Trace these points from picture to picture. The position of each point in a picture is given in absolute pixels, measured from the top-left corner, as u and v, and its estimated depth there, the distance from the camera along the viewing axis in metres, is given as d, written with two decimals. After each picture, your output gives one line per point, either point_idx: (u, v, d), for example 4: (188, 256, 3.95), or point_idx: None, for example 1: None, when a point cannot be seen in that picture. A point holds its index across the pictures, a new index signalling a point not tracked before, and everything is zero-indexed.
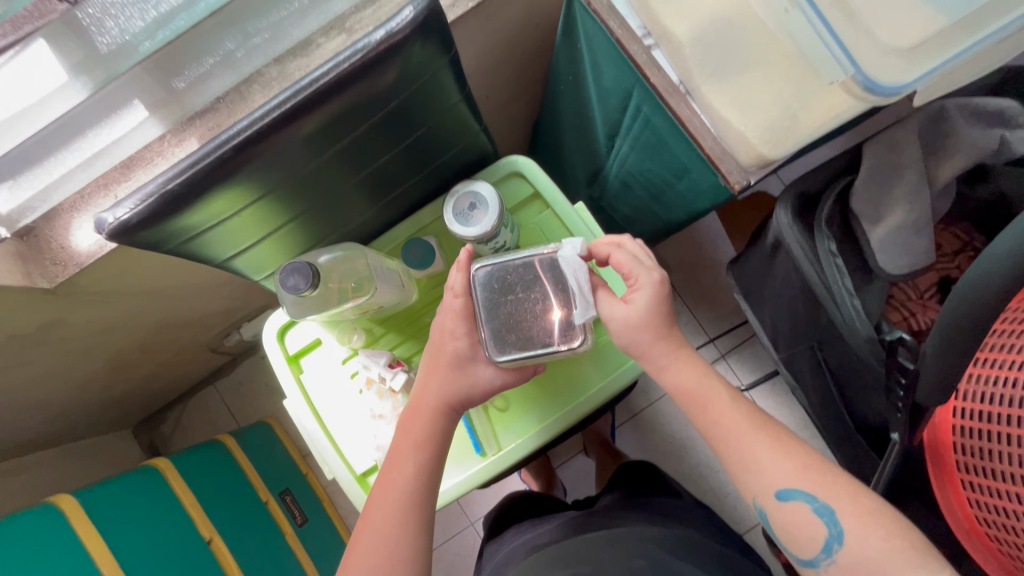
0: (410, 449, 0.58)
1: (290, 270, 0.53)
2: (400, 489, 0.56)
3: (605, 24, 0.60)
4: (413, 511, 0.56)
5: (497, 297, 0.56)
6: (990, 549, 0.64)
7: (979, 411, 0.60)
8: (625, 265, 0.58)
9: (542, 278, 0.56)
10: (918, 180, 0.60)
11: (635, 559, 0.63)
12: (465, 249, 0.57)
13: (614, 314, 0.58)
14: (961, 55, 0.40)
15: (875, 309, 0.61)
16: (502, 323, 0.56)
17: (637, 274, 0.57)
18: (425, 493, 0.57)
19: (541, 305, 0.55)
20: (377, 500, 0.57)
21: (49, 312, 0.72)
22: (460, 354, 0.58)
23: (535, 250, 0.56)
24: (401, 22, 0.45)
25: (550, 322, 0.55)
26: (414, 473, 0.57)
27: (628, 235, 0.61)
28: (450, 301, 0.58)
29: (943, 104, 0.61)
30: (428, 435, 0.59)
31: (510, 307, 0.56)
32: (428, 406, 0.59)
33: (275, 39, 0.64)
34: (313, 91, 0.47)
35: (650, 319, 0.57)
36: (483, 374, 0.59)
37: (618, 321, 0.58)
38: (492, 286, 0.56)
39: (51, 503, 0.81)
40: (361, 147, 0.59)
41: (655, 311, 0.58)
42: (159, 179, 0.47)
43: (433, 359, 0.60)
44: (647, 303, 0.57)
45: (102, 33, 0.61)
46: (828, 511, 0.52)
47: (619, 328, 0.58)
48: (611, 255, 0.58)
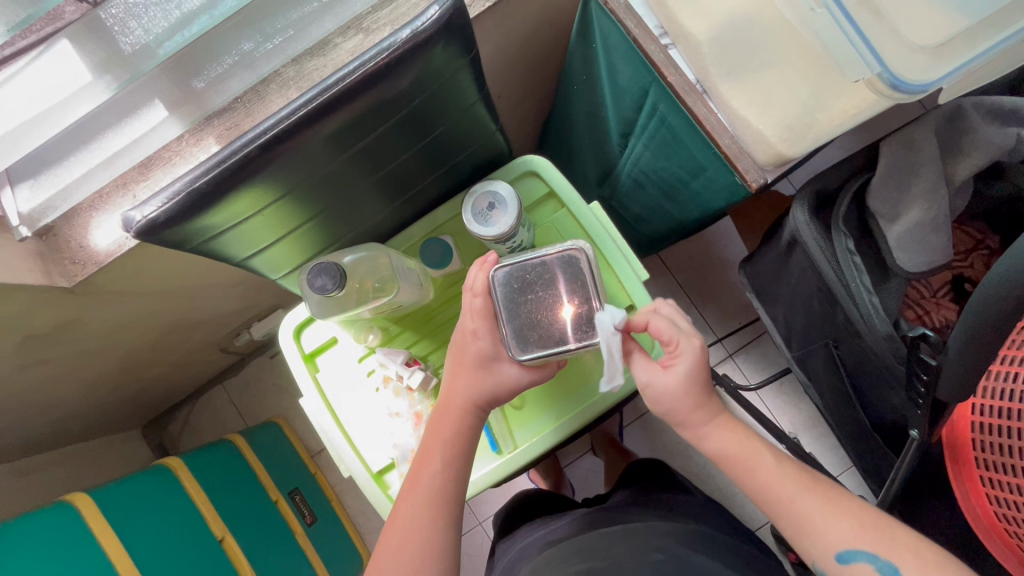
0: (439, 448, 0.58)
1: (317, 270, 0.53)
2: (427, 487, 0.57)
3: (623, 23, 0.61)
4: (442, 509, 0.56)
5: (516, 296, 0.55)
6: (1008, 545, 0.65)
7: (998, 407, 0.61)
8: (664, 332, 0.55)
9: (561, 276, 0.55)
10: (936, 178, 0.59)
11: (652, 553, 0.63)
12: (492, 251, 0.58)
13: (653, 381, 0.56)
14: (987, 52, 0.40)
15: (892, 306, 0.61)
16: (523, 323, 0.56)
17: (679, 342, 0.55)
18: (454, 489, 0.58)
19: (561, 304, 0.55)
20: (404, 498, 0.57)
21: (67, 311, 0.73)
22: (483, 354, 0.58)
23: (553, 248, 0.55)
24: (426, 22, 0.46)
25: (571, 320, 0.55)
26: (440, 471, 0.58)
27: (662, 300, 0.60)
28: (469, 301, 0.58)
29: (960, 103, 0.60)
30: (454, 434, 0.59)
31: (531, 309, 0.55)
32: (455, 404, 0.60)
33: (292, 39, 0.64)
34: (338, 90, 0.47)
35: (692, 387, 0.56)
36: (509, 373, 0.59)
37: (658, 388, 0.56)
38: (511, 286, 0.56)
39: (66, 501, 0.82)
40: (381, 147, 0.59)
41: (697, 375, 0.56)
42: (186, 178, 0.47)
43: (458, 360, 0.60)
44: (687, 371, 0.55)
45: (125, 33, 0.62)
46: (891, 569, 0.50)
47: (661, 396, 0.57)
48: (649, 322, 0.56)
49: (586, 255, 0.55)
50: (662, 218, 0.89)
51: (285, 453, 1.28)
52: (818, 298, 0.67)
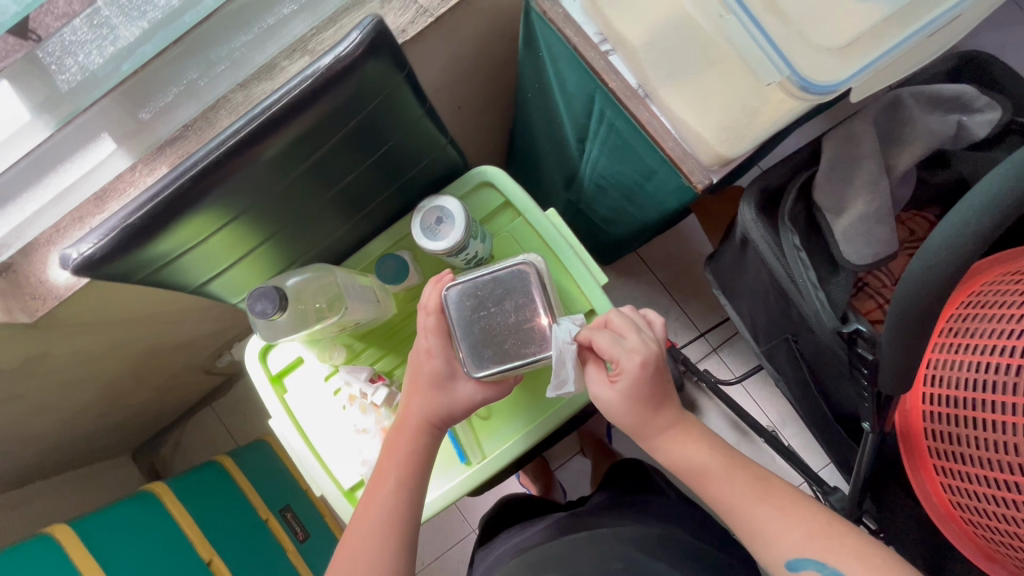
0: (393, 467, 0.60)
1: (257, 295, 0.54)
2: (381, 508, 0.58)
3: (562, 32, 0.61)
4: (395, 529, 0.57)
5: (471, 314, 0.55)
6: (966, 532, 0.65)
7: (949, 396, 0.61)
8: (606, 351, 0.55)
9: (512, 290, 0.55)
10: (878, 169, 0.63)
11: (613, 562, 0.64)
12: (446, 269, 0.58)
13: (600, 393, 0.58)
14: (895, 48, 0.42)
15: (841, 299, 0.64)
16: (478, 339, 0.56)
17: (622, 361, 0.55)
18: (409, 509, 0.59)
19: (516, 319, 0.55)
20: (359, 518, 0.59)
21: (34, 345, 0.73)
22: (437, 374, 0.58)
23: (502, 262, 0.55)
24: (349, 46, 0.47)
25: (526, 336, 0.55)
26: (395, 490, 0.59)
27: (614, 310, 0.58)
28: (424, 319, 0.58)
29: (898, 94, 0.64)
30: (409, 454, 0.60)
31: (486, 328, 0.55)
32: (410, 424, 0.61)
33: (237, 66, 0.65)
34: (267, 118, 0.48)
35: (636, 402, 0.57)
36: (464, 392, 0.59)
37: (605, 402, 0.58)
38: (464, 304, 0.56)
39: (47, 534, 0.82)
40: (326, 168, 0.59)
41: (641, 387, 0.56)
42: (121, 214, 0.48)
43: (414, 382, 0.61)
44: (627, 389, 0.56)
45: (63, 72, 0.61)
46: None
47: (609, 408, 0.58)
48: (593, 340, 0.56)
49: (535, 268, 0.55)
50: (626, 220, 0.89)
51: (274, 468, 1.27)
52: (774, 293, 0.69)
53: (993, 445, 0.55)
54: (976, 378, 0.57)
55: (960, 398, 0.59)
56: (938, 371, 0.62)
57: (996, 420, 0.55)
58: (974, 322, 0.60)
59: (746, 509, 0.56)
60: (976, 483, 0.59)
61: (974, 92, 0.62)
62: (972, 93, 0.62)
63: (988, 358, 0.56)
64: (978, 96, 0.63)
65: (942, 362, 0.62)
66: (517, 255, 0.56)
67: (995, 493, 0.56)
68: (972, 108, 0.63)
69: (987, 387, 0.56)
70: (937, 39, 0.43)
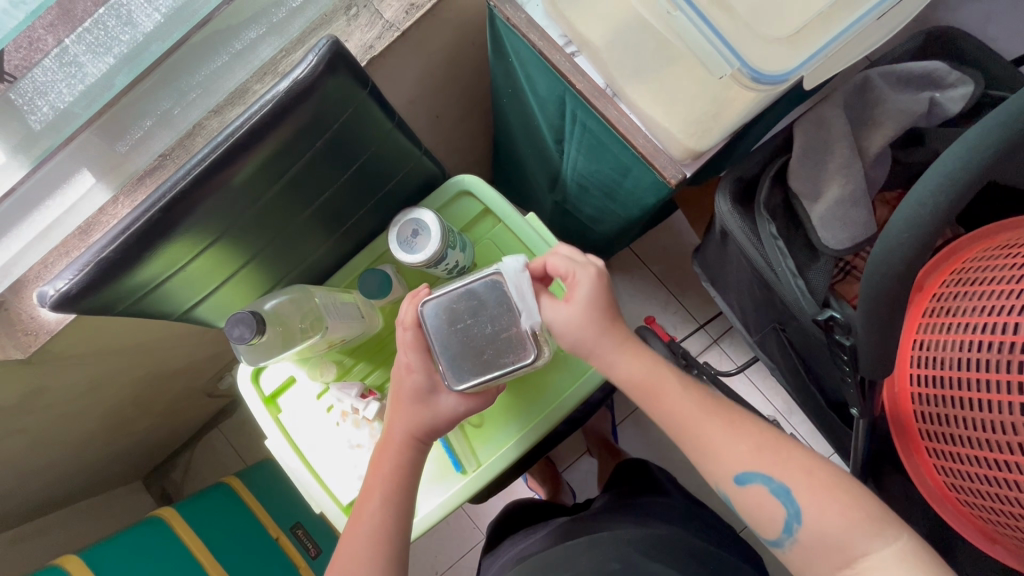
0: (379, 483, 0.60)
1: (234, 321, 0.55)
2: (368, 522, 0.58)
3: (526, 36, 0.62)
4: (385, 544, 0.58)
5: (448, 327, 0.56)
6: (964, 514, 0.65)
7: (937, 377, 0.60)
8: (561, 266, 0.57)
9: (487, 301, 0.56)
10: (850, 153, 0.63)
11: (611, 564, 0.64)
12: (422, 284, 0.58)
13: (557, 315, 0.57)
14: (843, 33, 0.42)
15: (821, 284, 0.64)
16: (457, 352, 0.56)
17: (575, 272, 0.57)
18: (397, 522, 0.59)
19: (492, 329, 0.55)
20: (350, 534, 0.59)
21: (32, 380, 0.74)
22: (420, 387, 0.59)
23: (477, 274, 0.56)
24: (306, 68, 0.48)
25: (504, 345, 0.55)
26: (381, 506, 0.59)
27: (561, 244, 0.62)
28: (402, 335, 0.59)
29: (867, 75, 0.64)
30: (395, 468, 0.61)
31: (463, 340, 0.56)
32: (395, 438, 0.61)
33: (209, 94, 0.66)
34: (231, 144, 0.48)
35: (594, 313, 0.57)
36: (445, 404, 0.59)
37: (564, 322, 0.57)
38: (441, 318, 0.56)
39: (58, 565, 0.84)
40: (301, 186, 0.60)
41: (597, 303, 0.57)
42: (94, 249, 0.48)
43: (396, 397, 0.61)
44: (587, 298, 0.57)
45: (34, 112, 0.62)
46: (784, 490, 0.53)
47: (566, 328, 0.57)
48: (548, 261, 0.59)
49: (509, 277, 0.56)
50: (611, 219, 0.88)
51: (283, 489, 1.26)
52: (757, 284, 0.69)
53: (981, 424, 0.55)
54: (961, 357, 0.57)
55: (948, 378, 0.59)
56: (927, 352, 0.62)
57: (982, 399, 0.54)
58: (958, 301, 0.59)
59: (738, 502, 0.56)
60: (969, 463, 0.59)
61: (945, 68, 0.63)
62: (943, 70, 0.64)
63: (972, 337, 0.56)
64: (950, 70, 0.64)
65: (934, 343, 0.61)
66: (490, 265, 0.57)
67: (989, 474, 0.56)
68: (945, 84, 0.64)
69: (975, 366, 0.55)
70: (888, 20, 0.43)
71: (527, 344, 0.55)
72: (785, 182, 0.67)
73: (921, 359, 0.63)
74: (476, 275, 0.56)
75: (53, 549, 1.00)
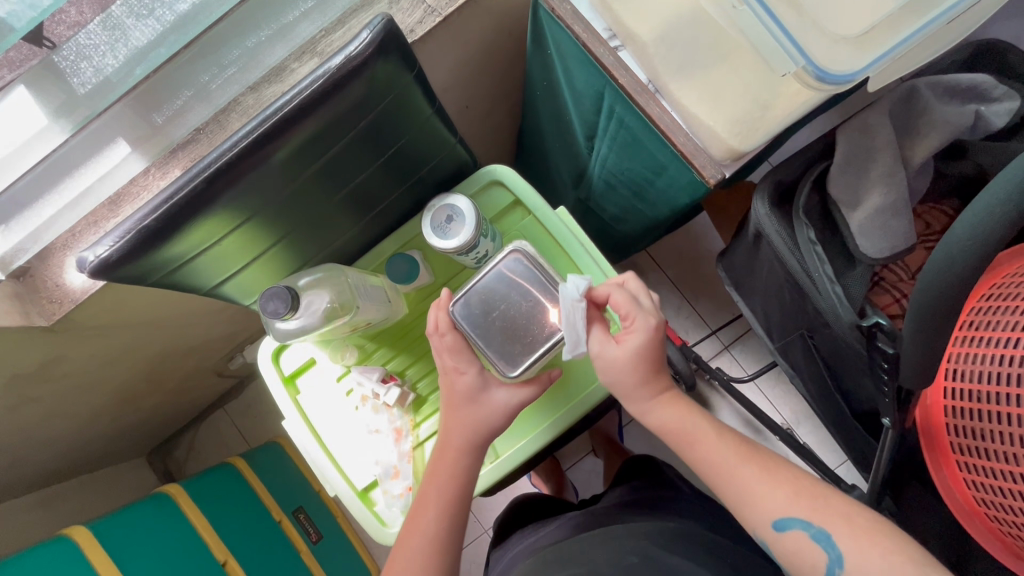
0: (434, 491, 0.61)
1: (269, 295, 0.55)
2: (423, 533, 0.59)
3: (571, 28, 0.61)
4: (440, 556, 0.59)
5: (483, 318, 0.60)
6: (993, 530, 0.65)
7: (971, 390, 0.61)
8: (623, 306, 0.58)
9: (513, 283, 0.60)
10: (893, 161, 0.65)
11: (628, 556, 0.65)
12: (445, 289, 0.61)
13: (604, 352, 0.58)
14: (913, 37, 0.42)
15: (858, 292, 0.65)
16: (500, 340, 0.60)
17: (634, 316, 0.57)
18: (453, 533, 0.60)
19: (522, 305, 0.60)
20: (402, 542, 0.60)
21: (52, 349, 0.74)
22: (471, 388, 0.60)
23: (496, 260, 0.60)
24: (359, 46, 0.47)
25: (538, 317, 0.59)
26: (437, 516, 0.60)
27: (630, 276, 0.62)
28: (439, 341, 0.61)
29: (915, 85, 0.65)
30: (450, 477, 0.61)
31: (497, 324, 0.60)
32: (451, 445, 0.61)
33: (248, 69, 0.66)
34: (279, 119, 0.48)
35: (640, 361, 0.58)
36: (498, 398, 0.61)
37: (607, 360, 0.58)
38: (476, 313, 0.60)
39: (64, 535, 0.81)
40: (338, 167, 0.59)
41: (648, 348, 0.57)
42: (136, 216, 0.48)
43: (448, 400, 0.62)
44: (638, 346, 0.57)
45: (77, 75, 0.62)
46: (824, 535, 0.53)
47: (609, 366, 0.58)
48: (611, 296, 0.59)
49: (528, 252, 0.59)
50: (635, 219, 0.87)
51: (286, 471, 1.25)
52: (789, 288, 0.70)
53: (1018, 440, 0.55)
54: (996, 371, 0.57)
55: (981, 392, 0.59)
56: (961, 364, 0.62)
57: (1019, 414, 0.55)
58: (995, 315, 0.60)
59: (759, 502, 0.56)
60: (998, 478, 0.59)
61: (991, 81, 0.64)
62: (989, 83, 0.64)
63: (1006, 351, 0.57)
64: (996, 84, 0.64)
65: (963, 355, 0.62)
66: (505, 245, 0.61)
67: (1019, 489, 0.56)
68: (990, 98, 0.64)
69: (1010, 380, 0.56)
70: (953, 28, 0.44)
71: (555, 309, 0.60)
72: (824, 187, 0.68)
73: (953, 372, 0.63)
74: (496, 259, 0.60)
75: (58, 519, 1.00)
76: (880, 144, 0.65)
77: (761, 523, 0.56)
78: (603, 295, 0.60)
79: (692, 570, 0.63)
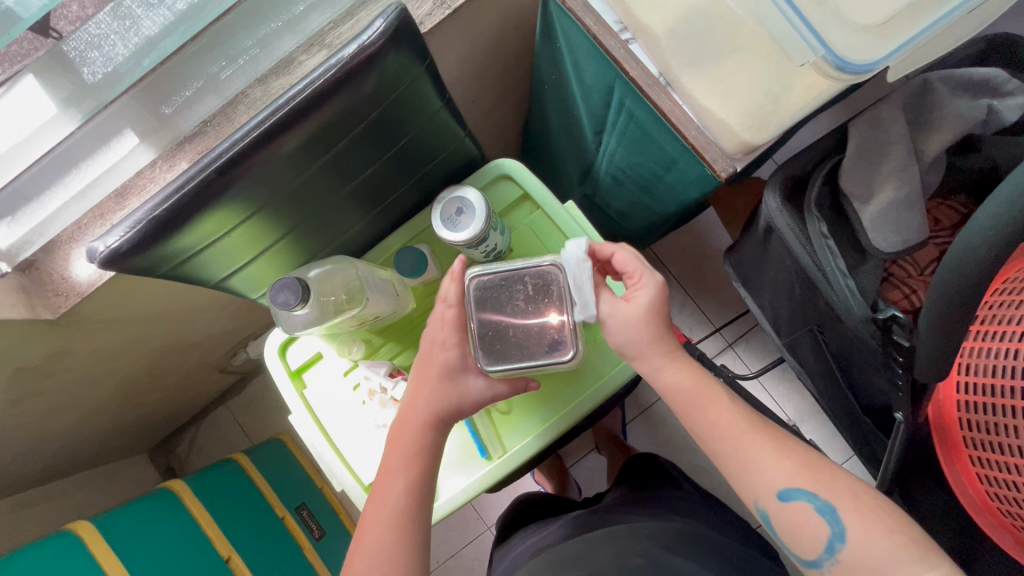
0: (401, 463, 0.60)
1: (280, 286, 0.55)
2: (392, 503, 0.59)
3: (581, 21, 0.61)
4: (410, 529, 0.58)
5: (506, 351, 0.58)
6: (1004, 524, 0.67)
7: (983, 385, 0.62)
8: (628, 263, 0.60)
9: (492, 310, 0.58)
10: (905, 156, 0.64)
11: (634, 558, 0.65)
12: (459, 260, 0.61)
13: (615, 310, 0.58)
14: (932, 26, 0.43)
15: (870, 286, 0.66)
16: (532, 349, 0.58)
17: (639, 271, 0.59)
18: (421, 505, 0.60)
19: (522, 310, 0.58)
20: (370, 514, 0.59)
21: (57, 343, 0.74)
22: (451, 364, 0.60)
23: (466, 304, 0.59)
24: (372, 36, 0.46)
25: (541, 307, 0.58)
26: (406, 487, 0.60)
27: (628, 241, 0.64)
28: (441, 312, 0.61)
29: (928, 78, 0.65)
30: (415, 450, 0.61)
31: (520, 342, 0.58)
32: (417, 418, 0.61)
33: (256, 61, 0.65)
34: (292, 109, 0.47)
35: (651, 318, 0.58)
36: (475, 385, 0.60)
37: (618, 317, 0.58)
38: (496, 349, 0.58)
39: (69, 530, 0.81)
40: (347, 160, 0.58)
41: (657, 305, 0.58)
42: (147, 205, 0.48)
43: (422, 374, 0.61)
44: (649, 300, 0.58)
45: (87, 65, 0.62)
46: (829, 509, 0.53)
47: (619, 326, 0.58)
48: (614, 254, 0.61)
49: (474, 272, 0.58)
50: (642, 215, 0.87)
51: (289, 468, 1.25)
52: (799, 283, 0.70)
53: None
54: (1004, 364, 0.59)
55: (993, 386, 0.61)
56: (972, 359, 0.63)
57: None
58: (1004, 309, 0.61)
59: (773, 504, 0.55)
60: (1009, 471, 0.61)
61: (1004, 76, 0.63)
62: (1001, 77, 0.64)
63: (1015, 345, 0.58)
64: (1009, 77, 0.64)
65: (971, 351, 0.64)
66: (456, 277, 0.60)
67: None
68: (1003, 92, 0.64)
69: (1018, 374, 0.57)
70: (974, 16, 0.44)
71: (545, 285, 0.58)
72: (835, 180, 0.68)
73: (965, 367, 0.65)
74: (464, 289, 0.59)
75: (61, 514, 0.99)
76: (891, 139, 0.64)
77: (771, 521, 0.56)
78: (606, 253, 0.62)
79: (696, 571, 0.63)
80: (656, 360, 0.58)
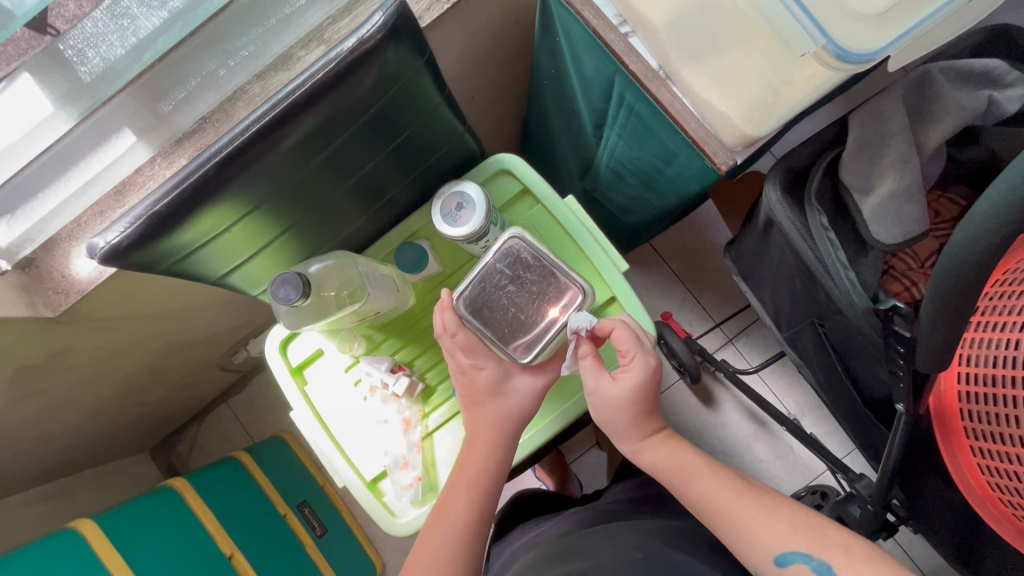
0: (465, 485, 0.61)
1: (280, 282, 0.55)
2: (455, 521, 0.60)
3: (580, 15, 0.61)
4: (467, 546, 0.60)
5: (525, 330, 0.59)
6: (1004, 514, 0.67)
7: (985, 375, 0.63)
8: (623, 343, 0.59)
9: (492, 305, 0.59)
10: (905, 148, 0.65)
11: (633, 551, 0.64)
12: (443, 291, 0.60)
13: (599, 389, 0.59)
14: (932, 15, 0.43)
15: (871, 279, 0.66)
16: (546, 312, 0.59)
17: (632, 357, 0.58)
18: (481, 522, 0.61)
19: (517, 296, 0.59)
20: (428, 532, 0.60)
21: (58, 340, 0.74)
22: (493, 380, 0.62)
23: (466, 319, 0.59)
24: (371, 29, 0.46)
25: (529, 281, 0.58)
26: (466, 504, 0.60)
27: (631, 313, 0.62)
28: (451, 339, 0.61)
29: (928, 69, 0.65)
30: (483, 467, 0.61)
31: (535, 321, 0.59)
32: (481, 437, 0.62)
33: (255, 56, 0.65)
34: (290, 103, 0.47)
35: (636, 399, 0.59)
36: (517, 390, 0.62)
37: (603, 395, 0.59)
38: (520, 337, 0.59)
39: (72, 528, 0.80)
40: (345, 157, 0.58)
41: (643, 391, 0.59)
42: (147, 201, 0.48)
43: (471, 392, 0.62)
44: (633, 384, 0.59)
45: (83, 63, 0.62)
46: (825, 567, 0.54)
47: (603, 400, 0.60)
48: (614, 330, 0.59)
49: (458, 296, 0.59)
50: (642, 209, 0.87)
51: (292, 467, 1.25)
52: (800, 276, 0.70)
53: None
54: (1005, 354, 0.60)
55: (993, 376, 0.62)
56: (971, 349, 0.65)
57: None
58: (999, 300, 0.63)
59: (748, 535, 0.57)
60: (1008, 461, 0.61)
61: (1004, 67, 0.64)
62: (1002, 68, 0.64)
63: (1012, 336, 0.59)
64: (1009, 69, 0.64)
65: (973, 341, 0.64)
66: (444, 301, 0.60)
67: None
68: (1003, 83, 0.65)
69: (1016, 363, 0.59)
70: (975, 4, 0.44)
71: (518, 259, 0.58)
72: (836, 173, 0.68)
73: (966, 359, 0.66)
74: (457, 313, 0.59)
75: (63, 513, 0.99)
76: (891, 133, 0.64)
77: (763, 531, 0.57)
78: (606, 327, 0.60)
79: (694, 566, 0.63)
80: (643, 431, 0.63)
